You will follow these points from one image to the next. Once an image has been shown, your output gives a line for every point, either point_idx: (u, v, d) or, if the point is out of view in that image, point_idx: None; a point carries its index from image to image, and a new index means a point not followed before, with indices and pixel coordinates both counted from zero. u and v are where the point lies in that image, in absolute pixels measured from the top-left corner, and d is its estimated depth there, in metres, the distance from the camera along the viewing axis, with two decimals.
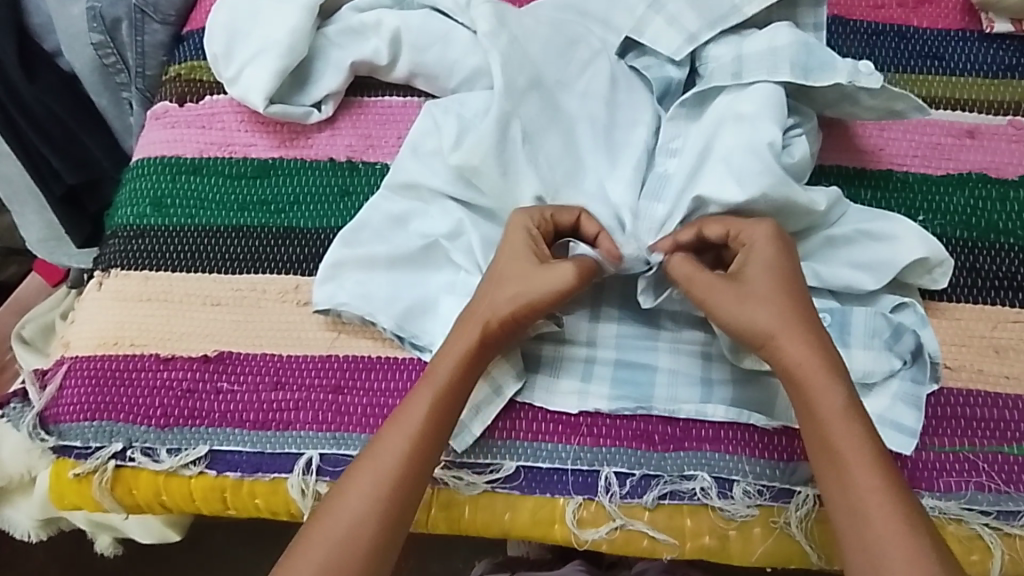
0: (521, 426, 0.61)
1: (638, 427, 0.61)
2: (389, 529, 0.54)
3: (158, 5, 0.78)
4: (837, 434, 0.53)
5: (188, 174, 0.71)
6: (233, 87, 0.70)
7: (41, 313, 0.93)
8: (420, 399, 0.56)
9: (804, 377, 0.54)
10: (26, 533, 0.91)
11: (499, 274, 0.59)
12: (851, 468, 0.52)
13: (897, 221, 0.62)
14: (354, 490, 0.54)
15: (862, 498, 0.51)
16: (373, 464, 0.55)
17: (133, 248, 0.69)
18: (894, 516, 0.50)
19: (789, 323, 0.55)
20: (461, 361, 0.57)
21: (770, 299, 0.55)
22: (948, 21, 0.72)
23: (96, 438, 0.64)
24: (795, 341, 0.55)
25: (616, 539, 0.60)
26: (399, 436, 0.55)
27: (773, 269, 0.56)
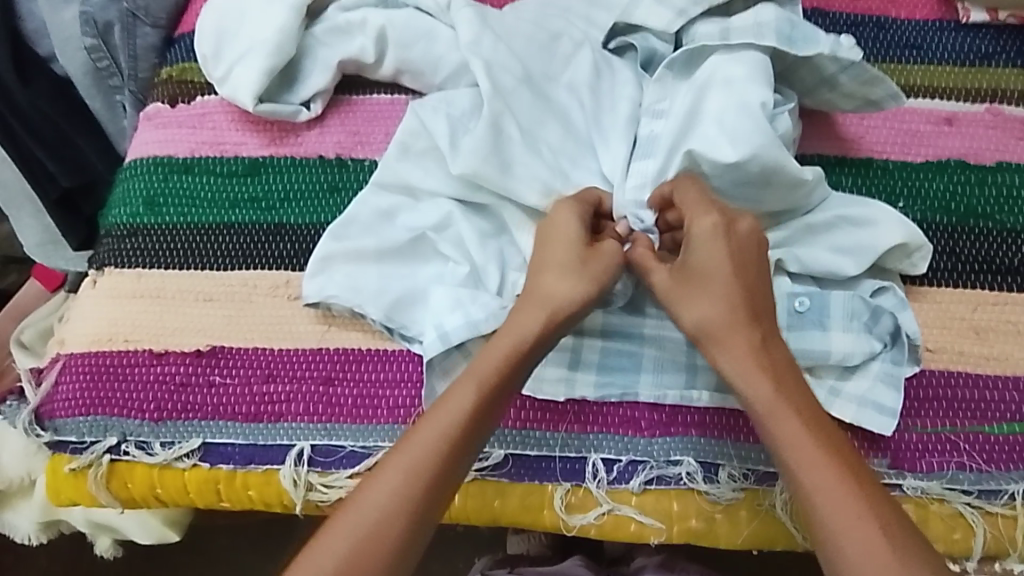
0: (509, 414, 0.62)
1: (624, 414, 0.62)
2: (415, 525, 0.52)
3: (149, 9, 0.79)
4: (779, 442, 0.53)
5: (180, 173, 0.72)
6: (223, 87, 0.71)
7: (40, 317, 0.94)
8: (462, 391, 0.56)
9: (741, 383, 0.55)
10: (26, 537, 0.92)
11: (544, 263, 0.59)
12: (798, 468, 0.52)
13: (875, 206, 0.63)
14: (377, 484, 0.53)
15: (813, 501, 0.51)
16: (402, 457, 0.53)
17: (127, 246, 0.70)
18: (851, 512, 0.50)
19: (722, 326, 0.56)
20: (506, 358, 0.56)
21: (705, 299, 0.56)
22: (925, 12, 0.73)
23: (91, 433, 0.65)
24: (727, 343, 0.56)
25: (604, 523, 0.61)
26: (438, 428, 0.54)
27: (706, 267, 0.57)
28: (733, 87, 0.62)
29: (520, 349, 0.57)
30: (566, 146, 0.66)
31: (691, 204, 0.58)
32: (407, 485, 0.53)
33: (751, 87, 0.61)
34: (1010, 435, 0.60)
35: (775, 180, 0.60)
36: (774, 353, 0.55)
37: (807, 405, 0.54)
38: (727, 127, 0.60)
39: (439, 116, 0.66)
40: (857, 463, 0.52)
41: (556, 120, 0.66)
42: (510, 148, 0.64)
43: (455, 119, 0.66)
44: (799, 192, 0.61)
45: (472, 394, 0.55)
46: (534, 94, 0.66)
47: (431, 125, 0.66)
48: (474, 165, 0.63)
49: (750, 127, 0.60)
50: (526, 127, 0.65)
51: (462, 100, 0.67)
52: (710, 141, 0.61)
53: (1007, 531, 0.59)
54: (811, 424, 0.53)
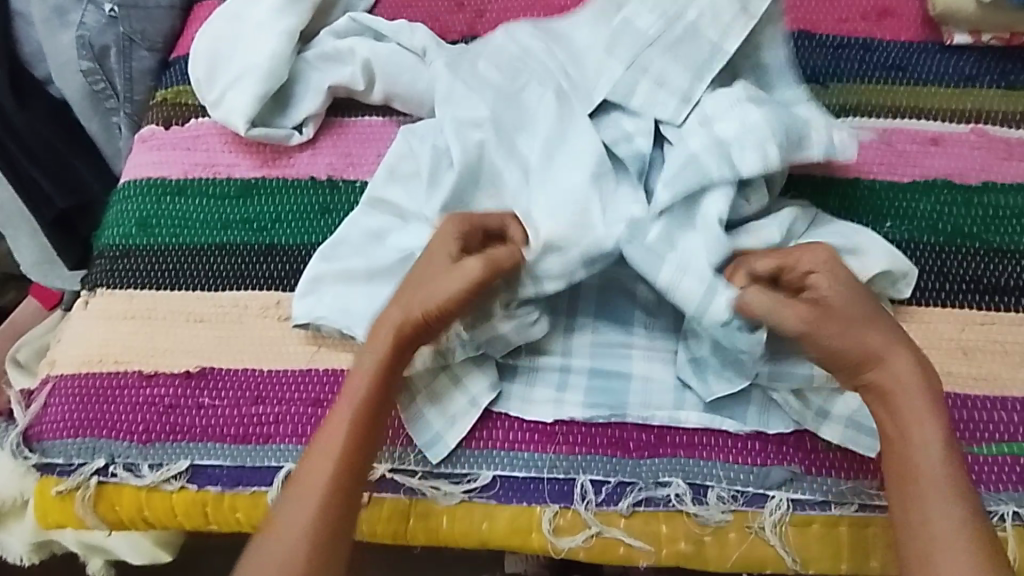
0: (498, 436, 0.62)
1: (613, 435, 0.62)
2: (327, 538, 0.53)
3: (145, 33, 0.80)
4: (928, 463, 0.52)
5: (173, 195, 0.73)
6: (217, 110, 0.72)
7: (35, 336, 0.94)
8: (341, 408, 0.57)
9: (896, 398, 0.54)
10: (18, 557, 0.92)
11: (415, 279, 0.59)
12: (923, 485, 0.52)
13: (862, 234, 0.63)
14: (290, 509, 0.54)
15: (952, 528, 0.50)
16: (302, 479, 0.55)
17: (119, 267, 0.71)
18: (955, 530, 0.50)
19: (891, 345, 0.55)
20: (378, 368, 0.58)
21: (862, 324, 0.55)
22: (910, 34, 0.74)
23: (79, 454, 0.65)
24: (897, 362, 0.54)
25: (593, 546, 0.60)
26: (328, 443, 0.56)
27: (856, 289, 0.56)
28: (713, 128, 0.63)
29: (388, 358, 0.58)
30: (544, 171, 0.64)
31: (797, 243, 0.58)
32: (317, 505, 0.54)
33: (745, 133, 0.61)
34: (1000, 456, 0.60)
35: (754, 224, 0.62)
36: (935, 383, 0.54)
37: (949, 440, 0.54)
38: (705, 164, 0.61)
39: (426, 144, 0.68)
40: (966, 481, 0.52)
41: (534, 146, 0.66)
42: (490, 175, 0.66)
43: (441, 149, 0.67)
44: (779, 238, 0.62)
45: (353, 408, 0.57)
46: (522, 119, 0.67)
47: (420, 154, 0.67)
48: (453, 197, 0.65)
49: (727, 164, 0.60)
50: (504, 154, 0.66)
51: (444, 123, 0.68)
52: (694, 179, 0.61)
53: None
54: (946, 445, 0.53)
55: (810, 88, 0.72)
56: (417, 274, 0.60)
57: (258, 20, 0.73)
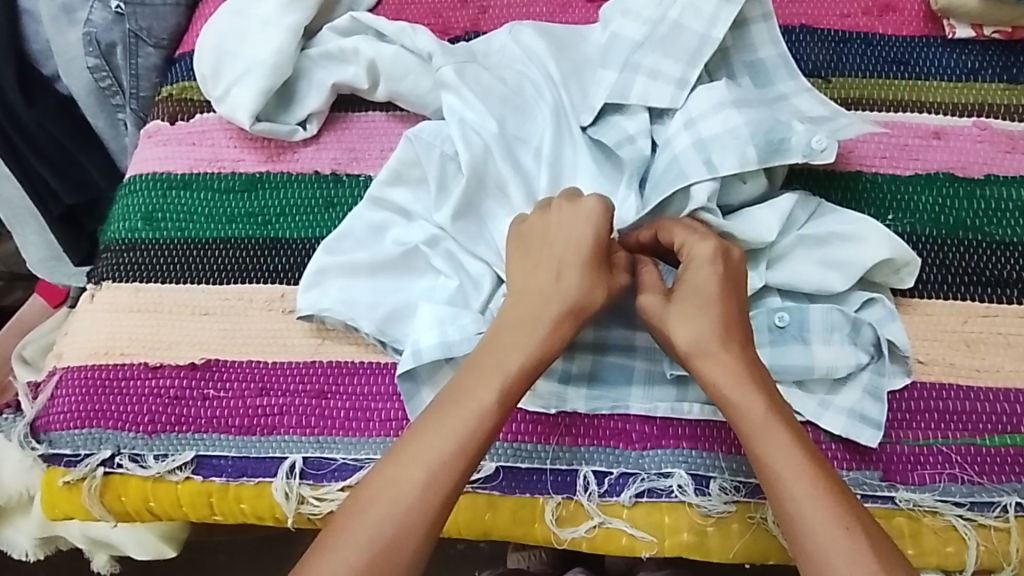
0: (501, 427, 0.62)
1: (616, 426, 0.62)
2: (424, 544, 0.53)
3: (151, 30, 0.81)
4: (778, 463, 0.53)
5: (178, 189, 0.73)
6: (222, 105, 0.73)
7: (42, 333, 0.96)
8: (481, 394, 0.56)
9: (723, 397, 0.56)
10: (25, 553, 0.93)
11: (557, 244, 0.60)
12: (784, 477, 0.53)
13: (866, 222, 0.63)
14: (398, 496, 0.53)
15: (816, 530, 0.51)
16: (425, 468, 0.54)
17: (125, 261, 0.71)
18: (829, 517, 0.51)
19: (712, 345, 0.57)
20: (526, 354, 0.58)
21: (698, 316, 0.57)
22: (912, 29, 0.74)
23: (85, 445, 0.65)
24: (717, 360, 0.56)
25: (595, 536, 0.61)
26: (450, 443, 0.55)
27: (694, 282, 0.58)
28: (698, 129, 0.64)
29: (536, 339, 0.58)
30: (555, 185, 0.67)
31: (695, 231, 0.60)
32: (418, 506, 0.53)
33: (726, 135, 0.63)
34: (1003, 447, 0.60)
35: (751, 211, 0.64)
36: (759, 366, 0.57)
37: (791, 421, 0.55)
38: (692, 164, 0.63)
39: (434, 153, 0.67)
40: (831, 475, 0.54)
41: (540, 155, 0.68)
42: (507, 187, 0.67)
43: (449, 155, 0.67)
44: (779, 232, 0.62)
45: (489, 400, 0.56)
46: (523, 121, 0.68)
47: (426, 163, 0.67)
48: (463, 205, 0.66)
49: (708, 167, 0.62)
50: (514, 159, 0.67)
51: (445, 127, 0.68)
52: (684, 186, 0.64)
53: (1001, 544, 0.58)
54: (796, 440, 0.54)
55: (813, 83, 0.73)
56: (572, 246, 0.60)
57: (262, 16, 0.74)
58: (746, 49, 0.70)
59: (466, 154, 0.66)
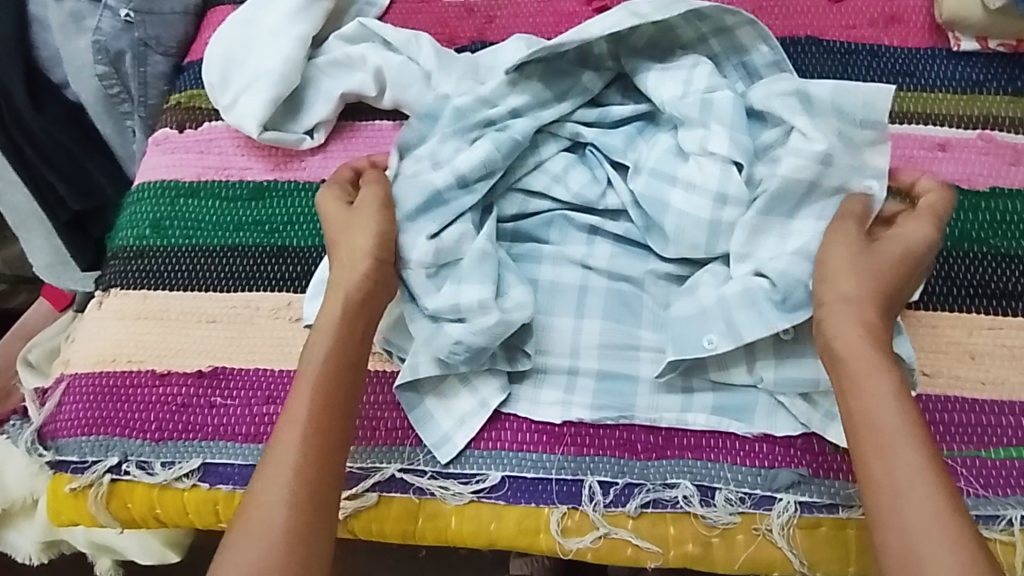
0: (506, 436, 0.63)
1: (621, 436, 0.62)
2: (312, 512, 0.54)
3: (160, 38, 0.82)
4: (886, 430, 0.52)
5: (186, 197, 0.74)
6: (229, 114, 0.73)
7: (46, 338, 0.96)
8: (303, 384, 0.59)
9: (853, 355, 0.55)
10: (27, 557, 0.93)
11: (334, 240, 0.65)
12: (888, 445, 0.52)
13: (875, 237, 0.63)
14: (265, 492, 0.55)
15: (908, 504, 0.50)
16: (273, 461, 0.56)
17: (133, 268, 0.72)
18: (926, 495, 0.50)
19: (861, 302, 0.57)
20: (339, 334, 0.61)
21: (863, 272, 0.58)
22: (917, 41, 0.75)
23: (92, 452, 0.66)
24: (849, 320, 0.57)
25: (600, 547, 0.61)
26: (293, 421, 0.57)
27: (887, 250, 0.60)
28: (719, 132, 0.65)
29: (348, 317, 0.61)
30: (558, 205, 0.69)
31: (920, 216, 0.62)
32: (291, 484, 0.55)
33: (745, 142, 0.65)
34: (1008, 460, 0.60)
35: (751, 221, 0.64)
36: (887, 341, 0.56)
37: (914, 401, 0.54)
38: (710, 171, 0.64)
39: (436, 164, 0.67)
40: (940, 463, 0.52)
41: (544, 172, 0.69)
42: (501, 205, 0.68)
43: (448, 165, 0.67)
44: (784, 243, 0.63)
45: (313, 385, 0.59)
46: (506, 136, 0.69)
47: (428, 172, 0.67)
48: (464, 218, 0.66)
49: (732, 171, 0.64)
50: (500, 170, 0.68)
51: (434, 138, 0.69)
52: (688, 197, 0.65)
53: (1006, 558, 0.58)
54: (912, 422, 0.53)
55: None
56: (338, 236, 0.65)
57: (271, 24, 0.74)
58: (749, 61, 0.70)
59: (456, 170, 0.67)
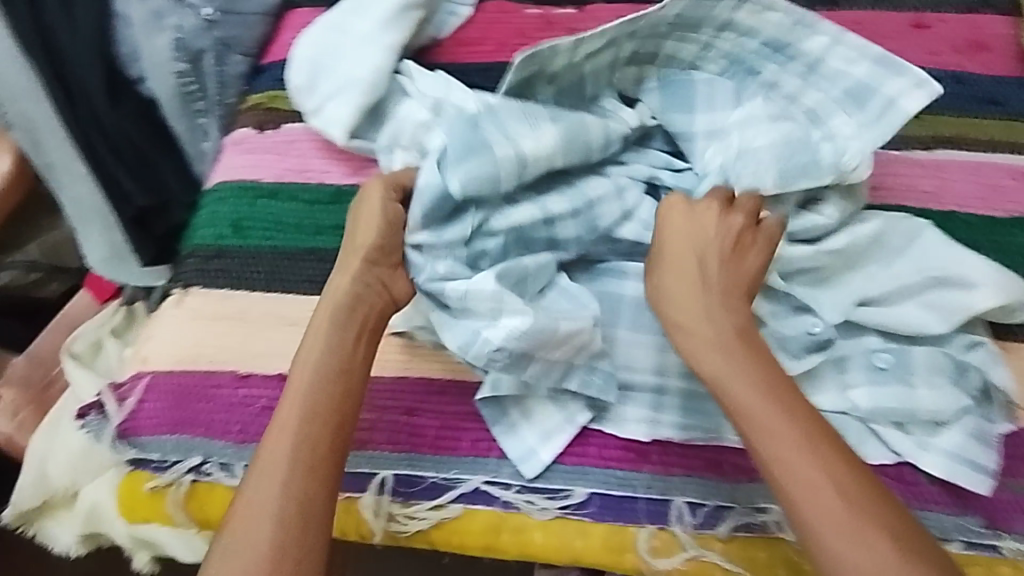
0: (592, 452, 0.62)
1: (709, 456, 0.62)
2: (303, 521, 0.53)
3: (241, 40, 0.83)
4: (787, 464, 0.52)
5: (267, 198, 0.74)
6: (315, 119, 0.73)
7: (93, 328, 0.98)
8: (296, 387, 0.57)
9: (725, 387, 0.55)
10: (68, 549, 0.93)
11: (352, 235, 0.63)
12: (788, 478, 0.51)
13: (978, 266, 0.63)
14: (252, 501, 0.53)
15: (822, 533, 0.50)
16: (262, 466, 0.54)
17: (213, 267, 0.72)
18: (846, 525, 0.49)
19: (691, 319, 0.57)
20: (329, 335, 0.59)
21: (675, 277, 0.59)
22: (1004, 68, 0.75)
23: (174, 452, 0.65)
24: (698, 339, 0.57)
25: (688, 570, 0.60)
26: (283, 428, 0.55)
27: (672, 245, 0.60)
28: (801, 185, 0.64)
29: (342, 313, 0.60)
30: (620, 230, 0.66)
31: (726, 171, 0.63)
32: (281, 490, 0.53)
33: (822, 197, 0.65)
34: None
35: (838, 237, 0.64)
36: (767, 363, 0.56)
37: (812, 424, 0.53)
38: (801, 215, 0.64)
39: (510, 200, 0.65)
40: (855, 481, 0.51)
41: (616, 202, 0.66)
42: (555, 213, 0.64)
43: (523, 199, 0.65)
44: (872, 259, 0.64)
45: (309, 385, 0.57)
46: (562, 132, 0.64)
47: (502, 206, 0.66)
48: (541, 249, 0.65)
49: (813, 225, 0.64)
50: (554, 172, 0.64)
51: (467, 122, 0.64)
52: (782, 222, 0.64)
53: None
54: (788, 413, 0.53)
55: None
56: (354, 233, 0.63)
57: (358, 31, 0.74)
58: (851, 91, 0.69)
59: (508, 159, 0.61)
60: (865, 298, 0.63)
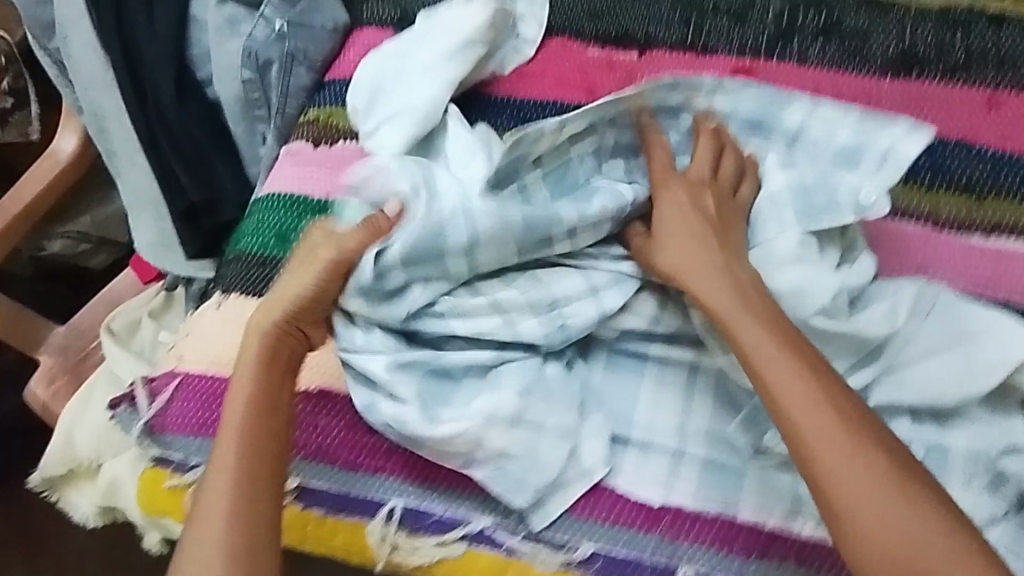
0: (603, 508, 0.62)
1: (722, 528, 0.60)
2: (253, 527, 0.57)
3: (308, 53, 0.85)
4: (803, 417, 0.55)
5: (314, 213, 0.75)
6: (370, 140, 0.74)
7: (131, 309, 1.05)
8: (234, 408, 0.61)
9: (747, 345, 0.58)
10: (85, 519, 0.95)
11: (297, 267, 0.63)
12: (808, 431, 0.54)
13: (1000, 317, 0.63)
14: (204, 515, 0.57)
15: (849, 477, 0.53)
16: (211, 480, 0.58)
17: (254, 275, 0.74)
18: (862, 473, 0.53)
19: (707, 282, 0.61)
20: (258, 365, 0.62)
21: (690, 250, 0.63)
22: None
23: (196, 454, 0.67)
24: (724, 301, 0.60)
25: None
26: (239, 405, 0.61)
27: (675, 219, 0.65)
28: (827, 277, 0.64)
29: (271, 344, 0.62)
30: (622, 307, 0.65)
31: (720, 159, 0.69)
32: (230, 501, 0.57)
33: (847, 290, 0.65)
34: None
35: (871, 305, 0.65)
36: (781, 324, 0.59)
37: (828, 374, 0.56)
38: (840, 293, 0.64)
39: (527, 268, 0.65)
40: (866, 425, 0.54)
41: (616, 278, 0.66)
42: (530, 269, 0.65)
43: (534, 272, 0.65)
44: (903, 320, 0.64)
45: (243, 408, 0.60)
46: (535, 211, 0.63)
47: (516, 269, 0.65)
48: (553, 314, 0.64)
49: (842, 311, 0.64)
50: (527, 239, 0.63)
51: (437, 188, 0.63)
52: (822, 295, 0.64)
53: None
54: (804, 369, 0.56)
55: (966, 201, 0.71)
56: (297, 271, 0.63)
57: (422, 60, 0.75)
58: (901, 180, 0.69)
59: (465, 235, 0.62)
60: (892, 363, 0.63)
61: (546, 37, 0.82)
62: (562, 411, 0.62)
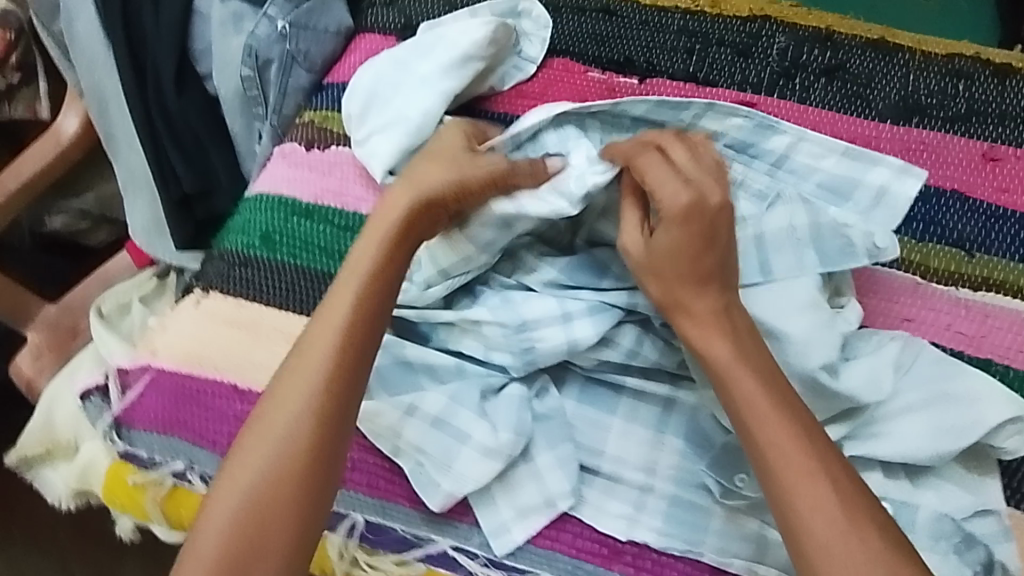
0: (565, 539, 0.62)
1: (681, 569, 0.60)
2: (267, 527, 0.54)
3: (308, 54, 0.85)
4: (798, 484, 0.52)
5: (301, 217, 0.75)
6: (360, 149, 0.75)
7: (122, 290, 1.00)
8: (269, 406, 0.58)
9: (750, 406, 0.55)
10: (58, 500, 0.89)
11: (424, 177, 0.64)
12: (801, 498, 0.52)
13: (980, 382, 0.62)
14: (215, 509, 0.55)
15: (844, 551, 0.51)
16: (233, 472, 0.56)
17: (235, 274, 0.73)
18: (857, 546, 0.51)
19: (706, 328, 0.58)
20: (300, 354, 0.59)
21: (692, 288, 0.59)
22: None
23: (160, 452, 0.68)
24: (718, 349, 0.57)
25: None
26: (268, 401, 0.58)
27: (664, 249, 0.59)
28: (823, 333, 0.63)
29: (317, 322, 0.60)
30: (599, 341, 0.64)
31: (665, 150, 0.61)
32: (245, 502, 0.55)
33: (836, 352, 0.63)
34: None
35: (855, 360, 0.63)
36: (780, 383, 0.56)
37: (821, 435, 0.55)
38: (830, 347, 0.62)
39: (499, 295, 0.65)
40: (861, 496, 0.53)
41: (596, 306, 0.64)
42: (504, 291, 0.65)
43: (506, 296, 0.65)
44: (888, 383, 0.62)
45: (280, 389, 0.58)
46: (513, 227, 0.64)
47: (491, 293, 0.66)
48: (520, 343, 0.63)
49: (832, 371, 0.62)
50: (477, 257, 0.64)
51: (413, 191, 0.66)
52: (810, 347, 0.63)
53: None
54: (804, 432, 0.54)
55: (954, 255, 0.70)
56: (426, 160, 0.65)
57: (420, 72, 0.75)
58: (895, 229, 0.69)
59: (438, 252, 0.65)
60: (870, 420, 0.62)
61: (549, 57, 0.81)
62: (489, 429, 0.62)
